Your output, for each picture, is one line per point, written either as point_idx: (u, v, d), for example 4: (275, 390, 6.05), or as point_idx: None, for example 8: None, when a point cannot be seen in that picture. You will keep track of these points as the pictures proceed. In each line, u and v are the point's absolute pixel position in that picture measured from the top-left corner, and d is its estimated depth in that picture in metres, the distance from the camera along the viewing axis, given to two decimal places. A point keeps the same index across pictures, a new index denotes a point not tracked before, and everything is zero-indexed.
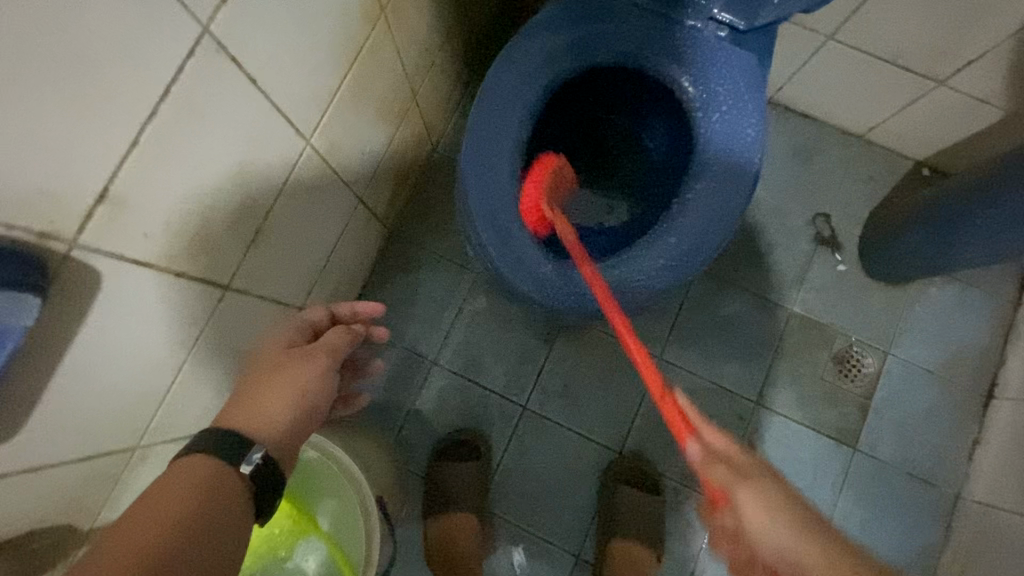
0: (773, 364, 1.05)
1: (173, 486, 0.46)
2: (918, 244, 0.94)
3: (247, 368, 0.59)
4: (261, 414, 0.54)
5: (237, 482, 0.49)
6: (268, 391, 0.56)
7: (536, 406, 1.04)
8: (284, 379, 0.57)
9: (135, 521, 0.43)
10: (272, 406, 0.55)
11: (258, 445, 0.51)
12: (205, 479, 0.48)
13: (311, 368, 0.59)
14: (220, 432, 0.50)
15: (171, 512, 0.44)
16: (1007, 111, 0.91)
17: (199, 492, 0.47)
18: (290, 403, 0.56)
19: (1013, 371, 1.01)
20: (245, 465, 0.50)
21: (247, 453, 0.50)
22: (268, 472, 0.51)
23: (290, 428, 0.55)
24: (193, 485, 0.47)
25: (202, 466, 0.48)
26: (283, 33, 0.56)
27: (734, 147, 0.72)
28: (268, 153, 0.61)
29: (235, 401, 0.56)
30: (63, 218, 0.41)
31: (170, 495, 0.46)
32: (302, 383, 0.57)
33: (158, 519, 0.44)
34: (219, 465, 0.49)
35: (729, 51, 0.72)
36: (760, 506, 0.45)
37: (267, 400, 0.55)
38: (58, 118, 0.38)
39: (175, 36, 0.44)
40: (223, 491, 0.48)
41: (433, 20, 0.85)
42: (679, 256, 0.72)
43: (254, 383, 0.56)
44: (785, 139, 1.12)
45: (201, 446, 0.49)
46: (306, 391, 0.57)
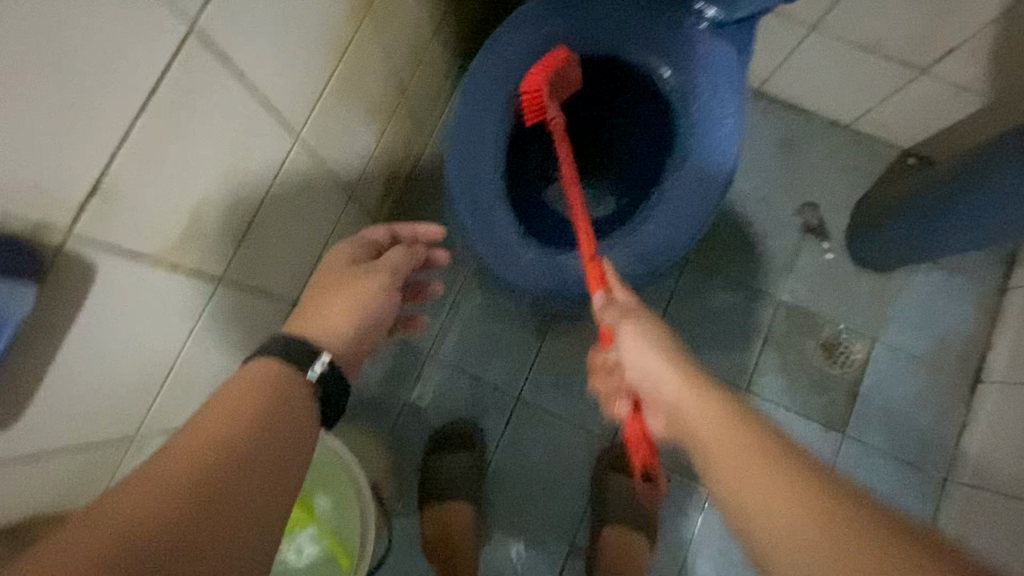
0: (762, 352, 1.07)
1: (246, 389, 0.49)
2: (904, 231, 0.96)
3: (316, 278, 0.63)
4: (327, 322, 0.58)
5: (303, 388, 0.52)
6: (334, 302, 0.59)
7: (529, 396, 1.06)
8: (348, 292, 0.60)
9: (212, 414, 0.46)
10: (337, 315, 0.59)
11: (324, 351, 0.53)
12: (275, 382, 0.50)
13: (372, 283, 0.62)
14: (291, 337, 0.54)
15: (245, 410, 0.47)
16: (988, 98, 0.92)
17: (270, 395, 0.49)
18: (354, 314, 0.59)
19: (999, 355, 1.02)
20: (311, 369, 0.52)
21: (313, 359, 0.53)
22: (333, 378, 0.53)
23: (353, 337, 0.59)
24: (265, 384, 0.49)
25: (274, 373, 0.51)
26: (269, 29, 0.57)
27: (713, 135, 0.73)
28: (258, 147, 0.63)
29: (307, 309, 0.59)
30: (57, 211, 0.43)
31: (243, 393, 0.48)
32: (363, 296, 0.60)
33: (234, 415, 0.46)
34: (288, 372, 0.51)
35: (710, 41, 0.74)
36: (637, 345, 0.58)
37: (332, 310, 0.59)
38: (49, 113, 0.40)
39: (163, 32, 0.46)
40: (291, 396, 0.50)
41: (421, 17, 0.86)
42: (660, 242, 0.73)
43: (323, 294, 0.60)
44: (772, 130, 1.13)
45: (271, 351, 0.52)
46: (367, 305, 0.60)
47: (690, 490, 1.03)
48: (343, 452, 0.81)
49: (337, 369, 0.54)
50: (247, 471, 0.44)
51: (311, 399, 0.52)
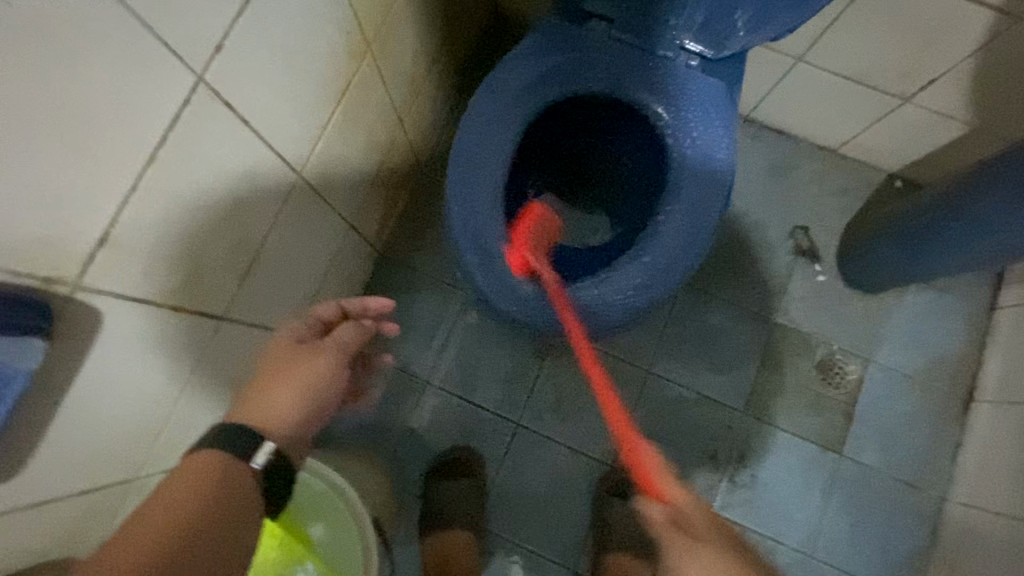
0: (758, 373, 1.08)
1: (186, 480, 0.48)
2: (896, 255, 0.98)
3: (259, 363, 0.61)
4: (273, 408, 0.57)
5: (249, 479, 0.51)
6: (278, 387, 0.58)
7: (527, 421, 1.06)
8: (295, 374, 0.59)
9: (148, 517, 0.44)
10: (284, 398, 0.58)
11: (267, 440, 0.52)
12: (218, 471, 0.49)
13: (319, 366, 0.60)
14: (232, 424, 0.52)
15: (188, 505, 0.46)
16: (970, 124, 0.95)
17: (211, 489, 0.48)
18: (300, 400, 0.58)
19: (990, 374, 1.04)
20: (254, 459, 0.51)
21: (256, 449, 0.52)
22: (278, 467, 0.53)
23: (300, 422, 0.58)
24: (206, 478, 0.48)
25: (216, 464, 0.50)
26: (272, 73, 0.58)
27: (705, 170, 0.76)
28: (260, 188, 0.64)
29: (248, 400, 0.57)
30: (65, 262, 0.43)
31: (183, 486, 0.47)
32: (312, 378, 0.59)
33: (175, 511, 0.45)
34: (231, 463, 0.50)
35: (700, 79, 0.76)
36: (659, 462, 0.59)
37: (278, 394, 0.58)
38: (62, 172, 0.41)
39: (170, 88, 0.47)
40: (236, 484, 0.50)
41: (418, 53, 0.88)
42: (656, 274, 0.76)
43: (265, 380, 0.58)
44: (762, 155, 1.15)
45: (211, 439, 0.51)
46: (316, 386, 0.59)
47: None
48: (344, 487, 0.82)
49: (283, 457, 0.53)
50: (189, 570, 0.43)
51: (255, 486, 0.51)
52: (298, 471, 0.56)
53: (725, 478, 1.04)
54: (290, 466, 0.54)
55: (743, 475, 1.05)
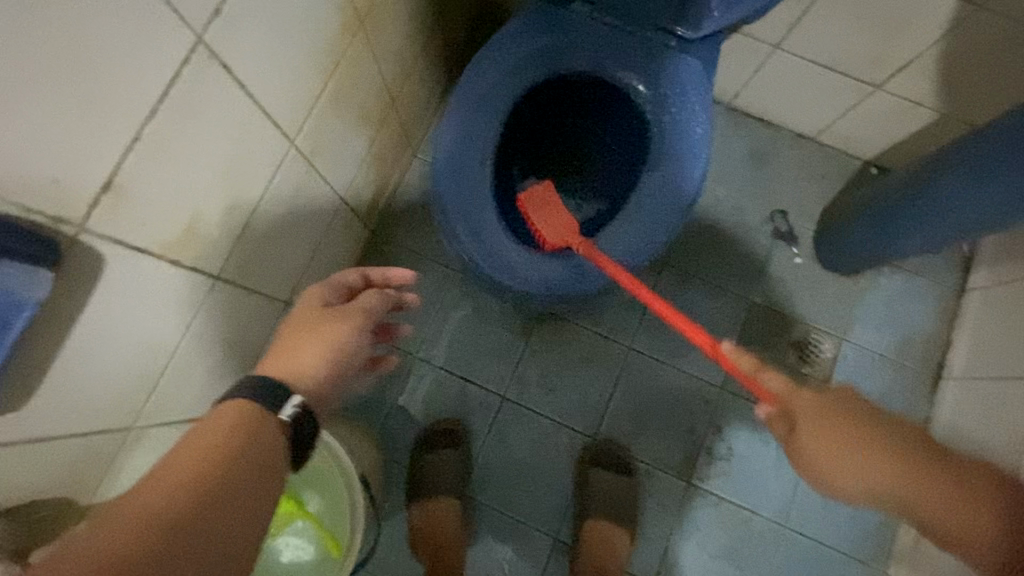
0: (737, 351, 1.12)
1: (217, 426, 0.51)
2: (868, 236, 1.02)
3: (285, 323, 0.65)
4: (301, 362, 0.60)
5: (275, 430, 0.53)
6: (307, 343, 0.62)
7: (513, 395, 1.10)
8: (324, 332, 0.63)
9: (185, 452, 0.48)
10: (310, 355, 0.61)
11: (295, 394, 0.55)
12: (245, 422, 0.52)
13: (346, 326, 0.64)
14: (259, 381, 0.55)
15: (214, 454, 0.48)
16: (939, 111, 1.00)
17: (238, 437, 0.50)
18: (326, 356, 0.61)
19: (958, 353, 1.09)
20: (282, 413, 0.54)
21: (285, 402, 0.55)
22: (304, 421, 0.55)
23: (325, 378, 0.61)
24: (236, 425, 0.51)
25: (245, 413, 0.52)
26: (269, 41, 0.61)
27: (684, 144, 0.80)
28: (255, 154, 0.67)
29: (276, 354, 0.61)
30: (71, 204, 0.47)
31: (206, 439, 0.49)
32: (341, 336, 0.63)
33: (199, 462, 0.47)
34: (259, 412, 0.53)
35: (679, 56, 0.80)
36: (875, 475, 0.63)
37: (307, 351, 0.61)
38: (71, 117, 0.44)
39: (171, 47, 0.50)
40: (263, 436, 0.52)
41: (409, 33, 0.91)
42: (638, 242, 0.80)
43: (294, 337, 0.62)
44: (743, 142, 1.20)
45: (244, 393, 0.54)
46: (343, 345, 0.63)
47: (669, 486, 1.07)
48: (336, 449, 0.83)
49: (309, 411, 0.56)
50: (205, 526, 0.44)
51: (281, 436, 0.53)
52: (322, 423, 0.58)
53: (704, 451, 1.08)
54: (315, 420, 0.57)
55: (721, 448, 1.08)
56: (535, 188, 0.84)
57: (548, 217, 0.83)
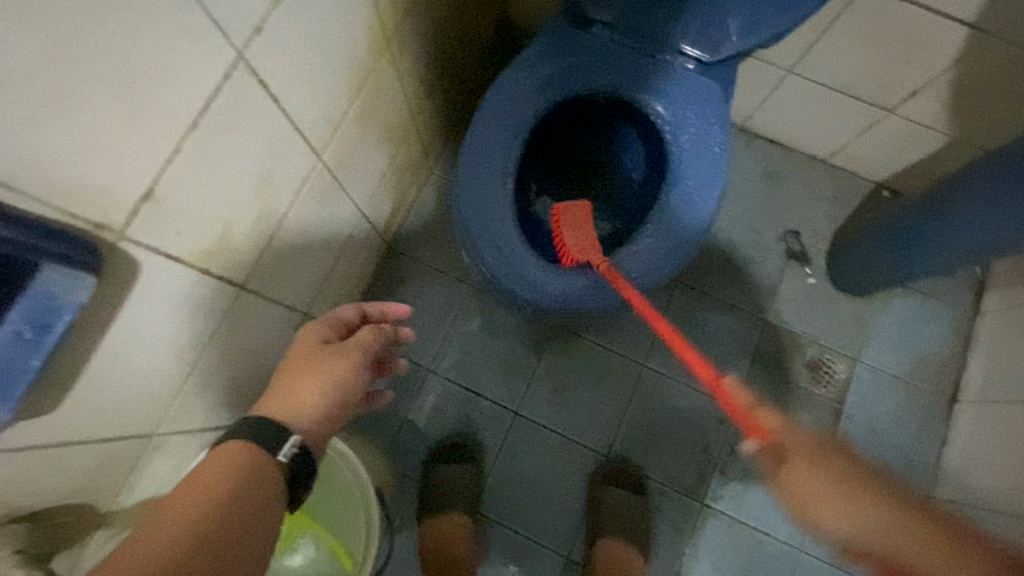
0: (750, 370, 1.12)
1: (211, 470, 0.52)
2: (881, 257, 1.03)
3: (285, 357, 0.64)
4: (300, 403, 0.59)
5: (274, 470, 0.54)
6: (305, 382, 0.60)
7: (526, 411, 1.09)
8: (320, 371, 0.60)
9: (183, 496, 0.49)
10: (309, 395, 0.59)
11: (294, 434, 0.56)
12: (244, 466, 0.52)
13: (344, 363, 0.62)
14: (261, 420, 0.55)
15: (210, 497, 0.49)
16: (951, 135, 1.01)
17: (233, 480, 0.51)
18: (324, 396, 0.60)
19: (973, 376, 1.08)
20: (281, 453, 0.55)
21: (284, 442, 0.55)
22: (300, 460, 0.56)
23: (323, 418, 0.60)
24: (230, 467, 0.52)
25: (242, 453, 0.53)
26: (303, 59, 0.63)
27: (701, 164, 0.81)
28: (284, 166, 0.69)
29: (275, 391, 0.60)
30: (114, 211, 0.48)
31: (205, 487, 0.50)
32: (338, 374, 0.61)
33: (196, 508, 0.48)
34: (257, 452, 0.54)
35: (697, 78, 0.82)
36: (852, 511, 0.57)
37: (303, 389, 0.60)
38: (120, 127, 0.45)
39: (216, 64, 0.52)
40: (258, 479, 0.52)
41: (432, 53, 0.94)
42: (655, 259, 0.80)
43: (292, 375, 0.61)
44: (755, 163, 1.21)
45: (243, 433, 0.54)
46: (341, 386, 0.61)
47: (682, 505, 1.06)
48: (349, 455, 0.81)
49: (307, 450, 0.56)
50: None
51: (280, 476, 0.54)
52: (320, 462, 0.59)
53: (717, 471, 1.07)
54: (312, 460, 0.57)
55: (734, 469, 1.07)
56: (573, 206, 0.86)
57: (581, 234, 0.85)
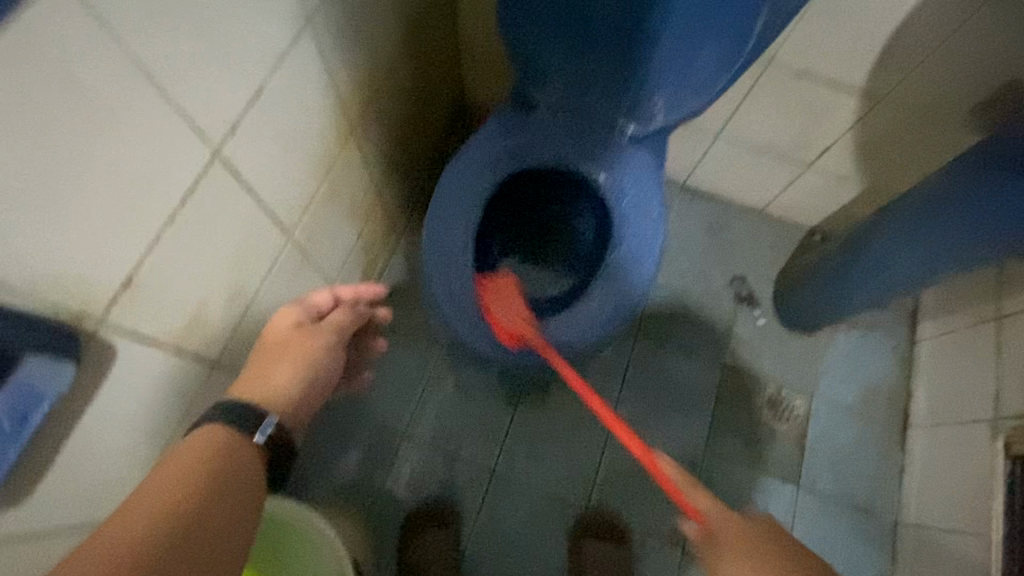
0: (715, 411, 1.16)
1: (189, 453, 0.52)
2: (820, 295, 1.12)
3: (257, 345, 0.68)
4: (275, 386, 0.63)
5: (246, 450, 0.55)
6: (278, 367, 0.65)
7: (502, 469, 1.10)
8: (293, 354, 0.66)
9: (160, 479, 0.48)
10: (283, 378, 0.64)
11: (271, 414, 0.58)
12: (215, 452, 0.53)
13: (315, 346, 0.68)
14: (236, 405, 0.58)
15: (191, 480, 0.49)
16: (863, 185, 1.13)
17: (210, 463, 0.51)
18: (298, 378, 0.65)
19: (919, 401, 1.15)
20: (258, 433, 0.57)
21: (260, 424, 0.57)
22: (278, 440, 0.59)
23: (297, 399, 0.64)
24: (205, 454, 0.52)
25: (216, 438, 0.54)
26: (274, 151, 0.69)
27: (642, 223, 0.90)
28: (256, 246, 0.73)
29: (248, 377, 0.64)
30: (95, 302, 0.51)
31: (181, 467, 0.50)
32: (309, 357, 0.67)
33: (176, 489, 0.47)
34: (234, 433, 0.56)
35: (632, 150, 0.91)
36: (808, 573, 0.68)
37: (278, 374, 0.64)
38: (106, 224, 0.49)
39: (194, 160, 0.57)
40: (235, 465, 0.53)
41: (393, 136, 1.02)
42: (608, 311, 0.86)
43: (265, 360, 0.65)
44: (699, 217, 1.32)
45: (217, 419, 0.56)
46: (314, 368, 0.67)
47: (664, 554, 1.07)
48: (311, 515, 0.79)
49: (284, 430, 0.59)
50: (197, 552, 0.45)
51: (257, 456, 0.56)
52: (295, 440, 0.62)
53: None
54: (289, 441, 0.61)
55: None
56: (498, 279, 0.90)
57: (512, 310, 0.87)
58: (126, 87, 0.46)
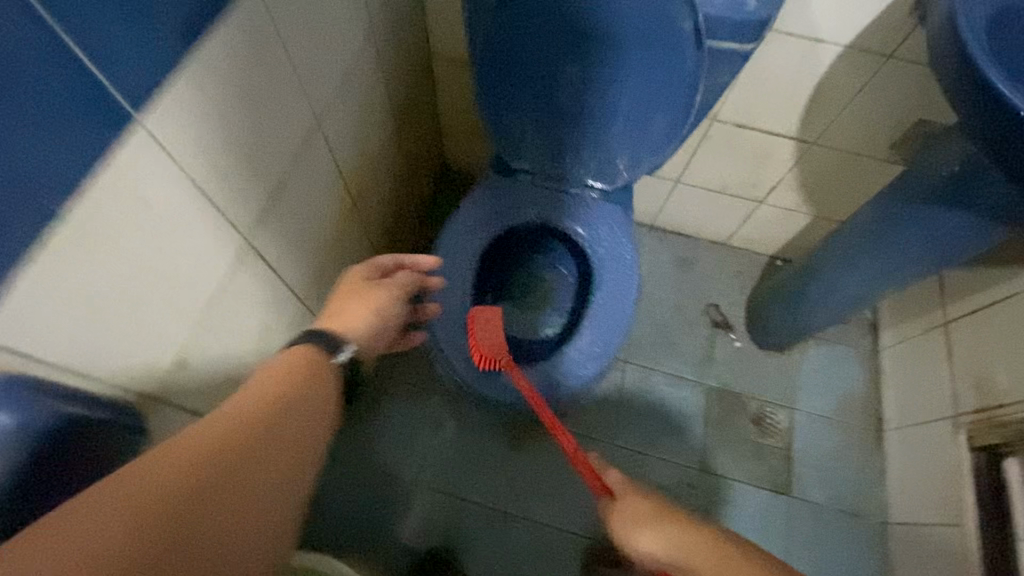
0: (705, 432, 1.24)
1: (281, 373, 0.47)
2: (786, 316, 1.23)
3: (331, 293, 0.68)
4: (346, 323, 0.62)
5: (329, 379, 0.50)
6: (349, 308, 0.64)
7: (511, 506, 1.16)
8: (364, 298, 0.65)
9: (248, 397, 0.43)
10: (354, 318, 0.63)
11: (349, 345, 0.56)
12: (304, 373, 0.48)
13: (382, 294, 0.67)
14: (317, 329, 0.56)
15: (272, 404, 0.43)
16: (811, 215, 1.27)
17: (302, 386, 0.47)
18: (368, 320, 0.63)
19: (889, 406, 1.25)
20: (338, 357, 0.54)
21: (338, 349, 0.54)
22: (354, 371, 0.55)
23: (366, 338, 0.62)
24: (297, 373, 0.48)
25: (311, 359, 0.51)
26: (291, 233, 0.79)
27: (619, 267, 1.00)
28: (275, 316, 0.82)
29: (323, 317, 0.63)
30: (150, 380, 0.59)
31: (266, 389, 0.44)
32: (379, 304, 0.66)
33: (257, 412, 0.42)
34: (323, 356, 0.52)
35: (603, 204, 1.03)
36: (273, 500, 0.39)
37: (349, 314, 0.63)
38: (165, 315, 0.58)
39: (230, 251, 0.66)
40: (320, 393, 0.48)
41: (387, 205, 1.13)
42: (597, 348, 0.95)
43: (339, 303, 0.64)
44: (669, 253, 1.44)
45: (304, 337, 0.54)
46: (381, 313, 0.65)
47: None
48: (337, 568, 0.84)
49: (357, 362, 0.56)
50: (239, 509, 0.36)
51: (335, 380, 0.51)
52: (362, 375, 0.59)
53: None
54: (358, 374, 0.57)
55: None
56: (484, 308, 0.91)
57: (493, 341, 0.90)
58: (187, 204, 0.56)
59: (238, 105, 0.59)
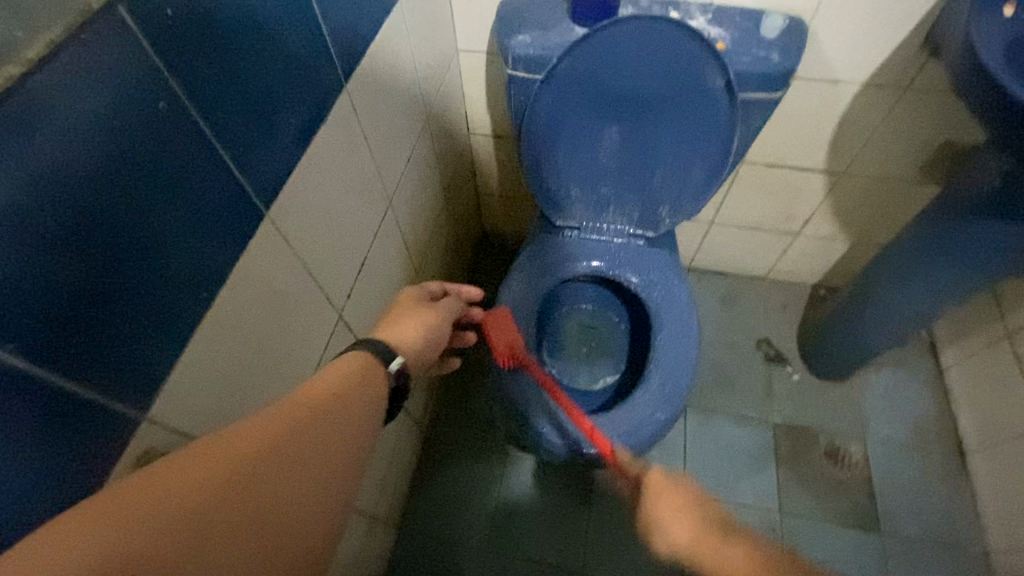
0: (778, 470, 1.21)
1: (351, 368, 0.50)
2: (842, 344, 1.22)
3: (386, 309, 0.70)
4: (402, 335, 0.63)
5: (381, 378, 0.52)
6: (405, 323, 0.66)
7: (591, 567, 1.12)
8: (418, 317, 0.67)
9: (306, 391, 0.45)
10: (410, 333, 0.64)
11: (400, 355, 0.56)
12: (360, 372, 0.50)
13: (435, 315, 0.69)
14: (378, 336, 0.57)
15: (323, 402, 0.45)
16: (850, 242, 1.29)
17: (361, 381, 0.49)
18: (420, 337, 0.65)
19: (967, 428, 1.21)
20: (392, 364, 0.54)
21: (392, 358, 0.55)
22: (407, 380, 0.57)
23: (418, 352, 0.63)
24: (363, 372, 0.50)
25: (366, 362, 0.52)
26: (371, 305, 0.84)
27: (675, 312, 1.03)
28: None
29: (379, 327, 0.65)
30: None
31: (324, 388, 0.46)
32: (430, 322, 0.68)
33: (309, 406, 0.44)
34: (376, 363, 0.53)
35: (651, 252, 1.07)
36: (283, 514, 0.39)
37: (403, 328, 0.65)
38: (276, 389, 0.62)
39: (326, 326, 0.71)
40: (373, 389, 0.50)
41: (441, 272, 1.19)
42: (666, 392, 0.96)
43: (393, 317, 0.67)
44: (712, 293, 1.46)
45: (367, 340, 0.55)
46: (434, 332, 0.67)
47: None
48: None
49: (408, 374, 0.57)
50: (280, 497, 0.39)
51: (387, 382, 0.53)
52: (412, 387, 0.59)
53: None
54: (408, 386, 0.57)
55: None
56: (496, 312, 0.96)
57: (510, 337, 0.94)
58: (296, 284, 0.62)
59: (332, 196, 0.66)
